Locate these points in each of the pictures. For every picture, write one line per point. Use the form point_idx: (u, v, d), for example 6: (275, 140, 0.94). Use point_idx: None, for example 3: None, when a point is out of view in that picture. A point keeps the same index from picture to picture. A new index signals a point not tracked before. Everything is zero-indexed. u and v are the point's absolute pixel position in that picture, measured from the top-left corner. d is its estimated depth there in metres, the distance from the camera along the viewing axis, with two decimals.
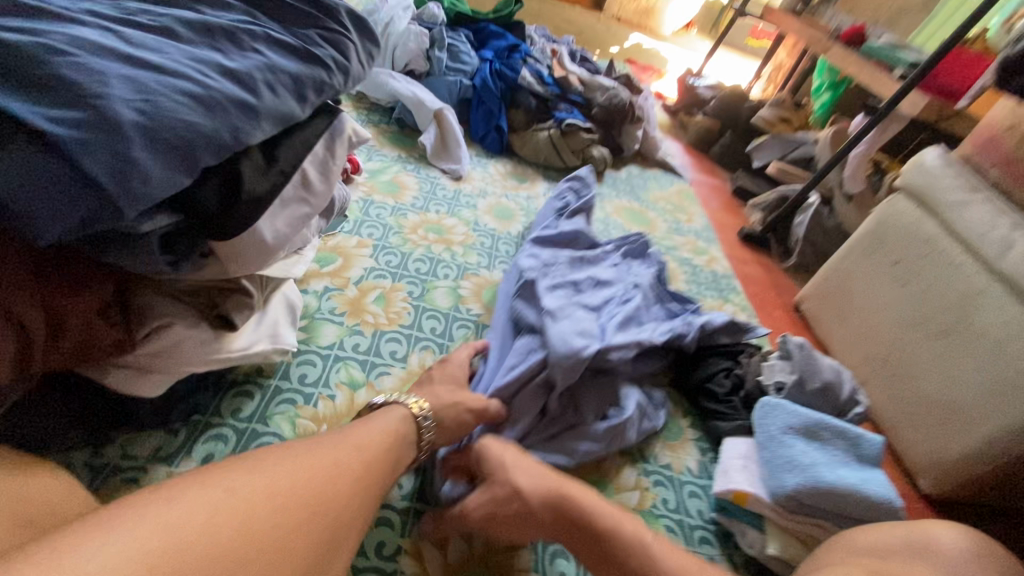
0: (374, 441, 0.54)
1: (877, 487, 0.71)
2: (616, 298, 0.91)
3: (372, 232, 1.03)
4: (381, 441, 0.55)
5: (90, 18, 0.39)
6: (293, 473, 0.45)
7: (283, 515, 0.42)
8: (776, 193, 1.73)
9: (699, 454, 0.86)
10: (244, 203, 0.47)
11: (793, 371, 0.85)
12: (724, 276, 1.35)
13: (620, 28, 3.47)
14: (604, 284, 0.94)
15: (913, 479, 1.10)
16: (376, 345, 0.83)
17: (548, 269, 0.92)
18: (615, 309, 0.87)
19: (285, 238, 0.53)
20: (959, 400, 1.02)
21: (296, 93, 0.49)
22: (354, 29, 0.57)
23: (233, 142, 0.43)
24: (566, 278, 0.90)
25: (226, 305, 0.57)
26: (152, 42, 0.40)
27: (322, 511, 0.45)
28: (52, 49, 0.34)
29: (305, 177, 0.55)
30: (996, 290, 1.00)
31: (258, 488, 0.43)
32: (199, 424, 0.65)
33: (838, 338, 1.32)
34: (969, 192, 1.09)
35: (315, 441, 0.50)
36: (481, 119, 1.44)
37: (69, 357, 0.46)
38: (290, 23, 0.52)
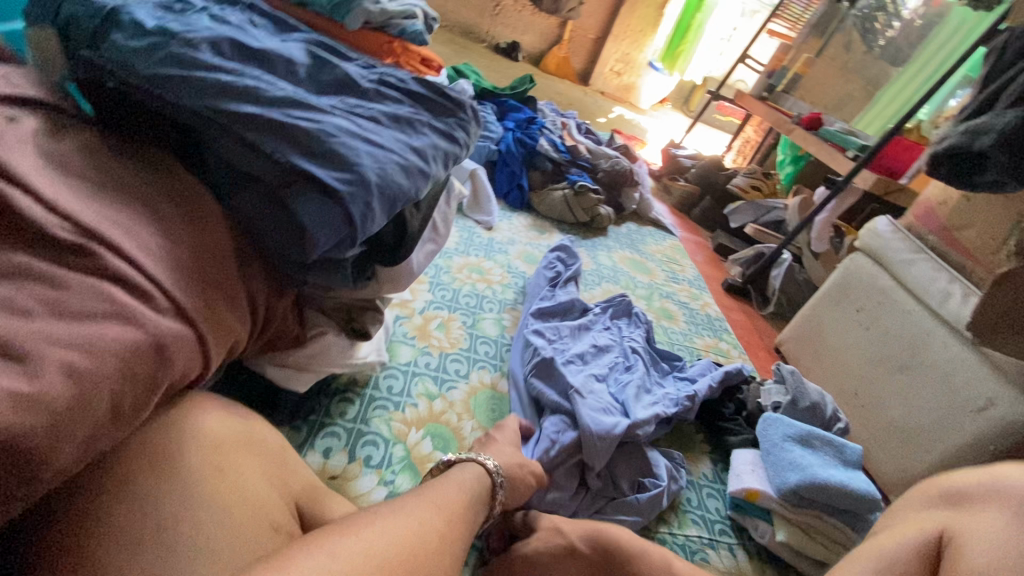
0: (456, 501, 0.60)
1: (861, 483, 0.88)
2: (622, 373, 1.02)
3: (427, 270, 1.20)
4: (463, 500, 0.62)
5: (334, 110, 0.57)
6: (406, 529, 0.51)
7: (407, 554, 0.49)
8: (753, 250, 1.99)
9: (712, 463, 1.02)
10: (406, 243, 0.63)
11: (786, 392, 1.04)
12: (716, 318, 1.55)
13: (605, 101, 3.86)
14: (606, 356, 1.05)
15: (886, 494, 1.27)
16: (444, 364, 0.97)
17: (555, 343, 1.02)
18: (626, 382, 0.98)
19: (422, 266, 0.70)
20: (919, 424, 1.21)
21: (443, 162, 0.67)
22: (473, 117, 0.76)
23: (415, 197, 0.60)
24: (577, 356, 1.00)
25: (363, 320, 0.72)
26: (372, 126, 0.58)
27: (429, 548, 0.51)
28: (329, 133, 0.52)
29: (435, 225, 0.72)
30: (941, 332, 1.22)
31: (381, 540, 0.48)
32: (316, 422, 0.77)
33: (816, 375, 1.52)
34: (914, 252, 1.33)
35: (421, 500, 0.58)
36: (505, 179, 1.66)
37: (262, 345, 0.60)
38: (438, 111, 0.70)
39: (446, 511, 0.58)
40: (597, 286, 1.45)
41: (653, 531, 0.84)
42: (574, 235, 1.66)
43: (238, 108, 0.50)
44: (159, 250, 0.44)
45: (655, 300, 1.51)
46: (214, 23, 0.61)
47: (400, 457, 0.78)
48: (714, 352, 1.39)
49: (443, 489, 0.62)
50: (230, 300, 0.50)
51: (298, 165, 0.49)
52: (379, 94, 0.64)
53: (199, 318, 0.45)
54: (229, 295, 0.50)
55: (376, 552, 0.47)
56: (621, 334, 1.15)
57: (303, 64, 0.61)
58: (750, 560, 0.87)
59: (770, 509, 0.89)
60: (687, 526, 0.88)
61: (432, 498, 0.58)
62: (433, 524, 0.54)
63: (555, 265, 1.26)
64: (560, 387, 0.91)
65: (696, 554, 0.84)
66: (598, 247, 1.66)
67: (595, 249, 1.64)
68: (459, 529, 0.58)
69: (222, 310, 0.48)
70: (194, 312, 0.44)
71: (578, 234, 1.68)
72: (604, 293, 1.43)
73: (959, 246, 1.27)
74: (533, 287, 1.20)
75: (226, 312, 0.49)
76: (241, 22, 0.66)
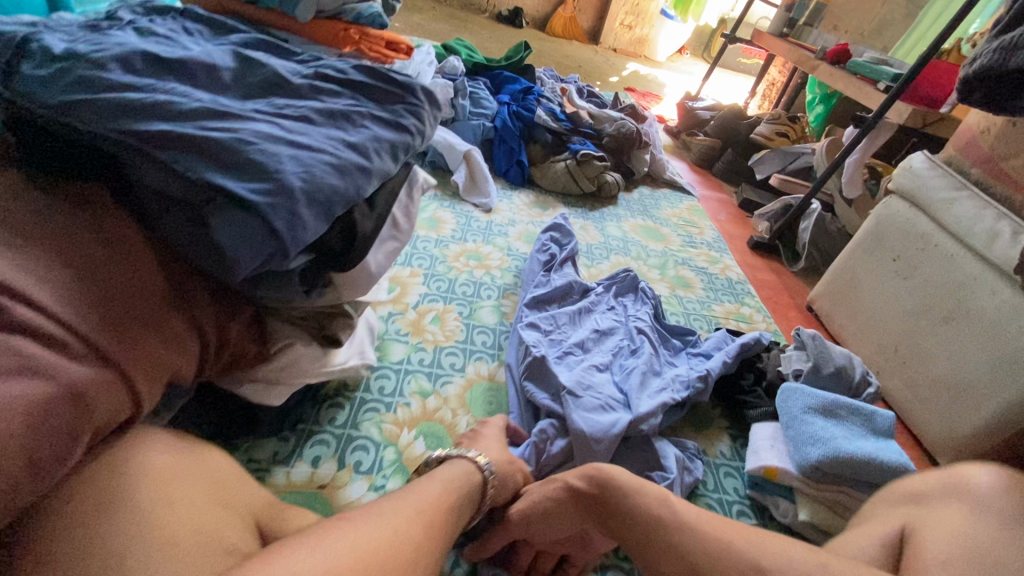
0: (441, 500, 0.57)
1: (893, 453, 0.82)
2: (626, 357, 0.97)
3: (422, 263, 1.17)
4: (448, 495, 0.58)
5: (257, 114, 0.53)
6: (371, 531, 0.47)
7: (379, 553, 0.45)
8: (779, 202, 1.85)
9: (731, 440, 0.96)
10: (358, 245, 0.60)
11: (808, 359, 0.96)
12: (737, 281, 1.46)
13: (618, 58, 3.65)
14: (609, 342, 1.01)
15: (935, 457, 1.17)
16: (438, 359, 0.95)
17: (552, 336, 0.98)
18: (630, 368, 0.94)
19: (382, 266, 0.66)
20: (968, 379, 1.10)
21: (392, 154, 0.62)
22: (427, 101, 0.70)
23: (356, 196, 0.56)
24: (578, 346, 0.97)
25: (333, 327, 0.70)
26: (299, 126, 0.54)
27: (404, 545, 0.48)
28: (245, 141, 0.49)
29: (395, 220, 0.68)
30: (989, 277, 1.10)
31: (350, 542, 0.45)
32: (303, 431, 0.76)
33: (851, 333, 1.41)
34: (955, 189, 1.19)
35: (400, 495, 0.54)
36: (504, 156, 1.59)
37: (222, 366, 0.59)
38: (383, 100, 0.65)
39: (424, 512, 0.53)
40: (605, 260, 1.38)
41: None
42: (580, 208, 1.59)
43: (148, 128, 0.47)
44: (70, 289, 0.41)
45: (670, 268, 1.43)
46: (138, 38, 0.58)
47: (391, 460, 0.76)
48: (734, 319, 1.30)
49: (427, 482, 0.58)
50: (162, 333, 0.47)
51: (211, 181, 0.46)
52: (313, 89, 0.60)
53: (116, 354, 0.42)
54: (160, 328, 0.47)
55: (342, 551, 0.43)
56: (626, 314, 1.11)
57: (228, 68, 0.58)
58: None
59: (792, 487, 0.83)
60: (702, 511, 0.83)
61: (413, 496, 0.55)
62: (411, 521, 0.51)
63: (548, 246, 1.21)
64: (552, 388, 0.86)
65: None
66: (606, 217, 1.59)
67: (604, 220, 1.57)
68: (444, 527, 0.54)
69: (148, 342, 0.45)
70: (111, 347, 0.42)
71: (585, 206, 1.61)
72: (612, 267, 1.36)
73: (1007, 178, 1.12)
74: (527, 274, 1.15)
75: (156, 345, 0.46)
76: (171, 32, 0.64)
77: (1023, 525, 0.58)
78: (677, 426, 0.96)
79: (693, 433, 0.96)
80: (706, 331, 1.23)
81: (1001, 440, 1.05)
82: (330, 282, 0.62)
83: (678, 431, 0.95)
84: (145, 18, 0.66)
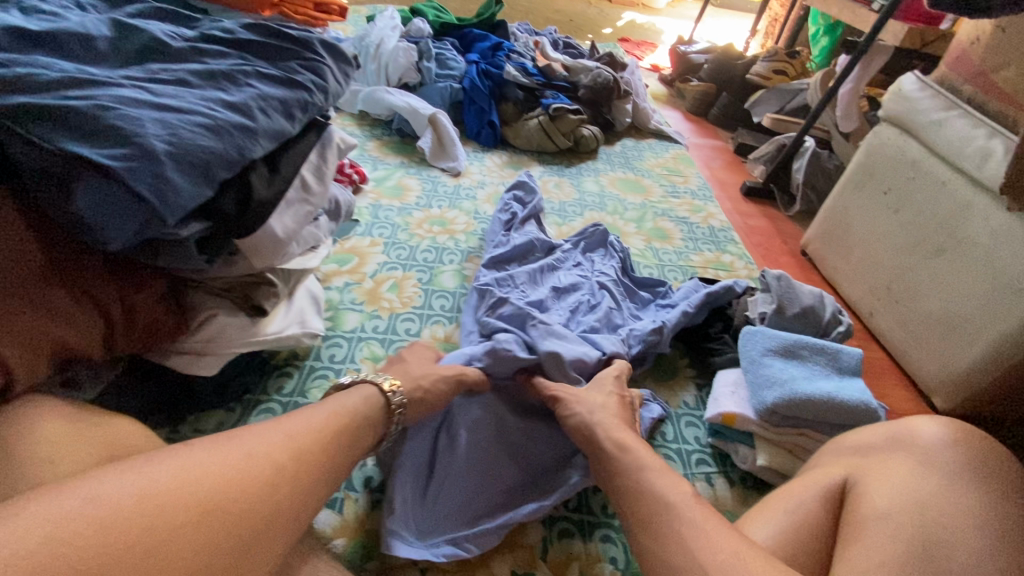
0: (327, 425, 0.55)
1: (856, 392, 0.78)
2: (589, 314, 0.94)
3: (383, 232, 1.15)
4: (337, 418, 0.57)
5: (125, 80, 0.52)
6: (239, 460, 0.46)
7: (239, 483, 0.44)
8: (773, 144, 1.75)
9: (697, 390, 0.93)
10: (258, 209, 0.59)
11: (773, 300, 0.91)
12: (721, 229, 1.40)
13: (613, 8, 3.47)
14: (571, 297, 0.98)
15: (928, 397, 1.11)
16: (393, 325, 0.94)
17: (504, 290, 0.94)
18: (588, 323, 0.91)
19: (292, 230, 0.65)
20: (959, 313, 1.04)
21: (285, 112, 0.60)
22: (328, 55, 0.69)
23: (239, 157, 0.55)
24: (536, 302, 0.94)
25: (258, 295, 0.71)
26: (171, 90, 0.53)
27: (272, 468, 0.47)
28: (104, 107, 0.48)
29: (305, 182, 0.67)
30: (982, 201, 1.02)
31: (206, 470, 0.44)
32: (250, 401, 0.77)
33: (843, 275, 1.34)
34: (946, 109, 1.09)
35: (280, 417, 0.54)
36: (474, 118, 1.54)
37: (138, 342, 0.59)
38: (275, 58, 0.64)
39: (305, 435, 0.52)
40: (578, 216, 1.34)
41: None
42: (556, 165, 1.54)
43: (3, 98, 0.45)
44: None
45: (648, 220, 1.38)
46: (19, 15, 0.58)
47: None
48: (713, 268, 1.25)
49: (313, 411, 0.56)
50: (42, 310, 0.48)
51: (65, 150, 0.45)
52: (195, 52, 0.59)
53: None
54: (39, 304, 0.48)
55: (193, 484, 0.42)
56: (592, 269, 1.07)
57: (103, 37, 0.56)
58: (731, 488, 0.79)
59: (752, 433, 0.80)
60: None
61: (294, 418, 0.54)
62: (284, 444, 0.50)
63: (511, 206, 1.16)
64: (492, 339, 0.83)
65: None
66: (583, 173, 1.53)
67: (580, 176, 1.51)
68: (324, 449, 0.53)
69: (25, 319, 0.47)
70: None
71: (561, 163, 1.56)
72: (585, 223, 1.32)
73: (999, 92, 1.03)
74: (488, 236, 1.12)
75: (37, 322, 0.48)
76: (59, 6, 0.63)
77: (968, 480, 0.58)
78: (641, 379, 0.93)
79: (656, 385, 0.93)
80: (682, 282, 1.18)
81: (997, 373, 0.98)
82: (238, 249, 0.62)
83: (641, 385, 0.92)
84: None
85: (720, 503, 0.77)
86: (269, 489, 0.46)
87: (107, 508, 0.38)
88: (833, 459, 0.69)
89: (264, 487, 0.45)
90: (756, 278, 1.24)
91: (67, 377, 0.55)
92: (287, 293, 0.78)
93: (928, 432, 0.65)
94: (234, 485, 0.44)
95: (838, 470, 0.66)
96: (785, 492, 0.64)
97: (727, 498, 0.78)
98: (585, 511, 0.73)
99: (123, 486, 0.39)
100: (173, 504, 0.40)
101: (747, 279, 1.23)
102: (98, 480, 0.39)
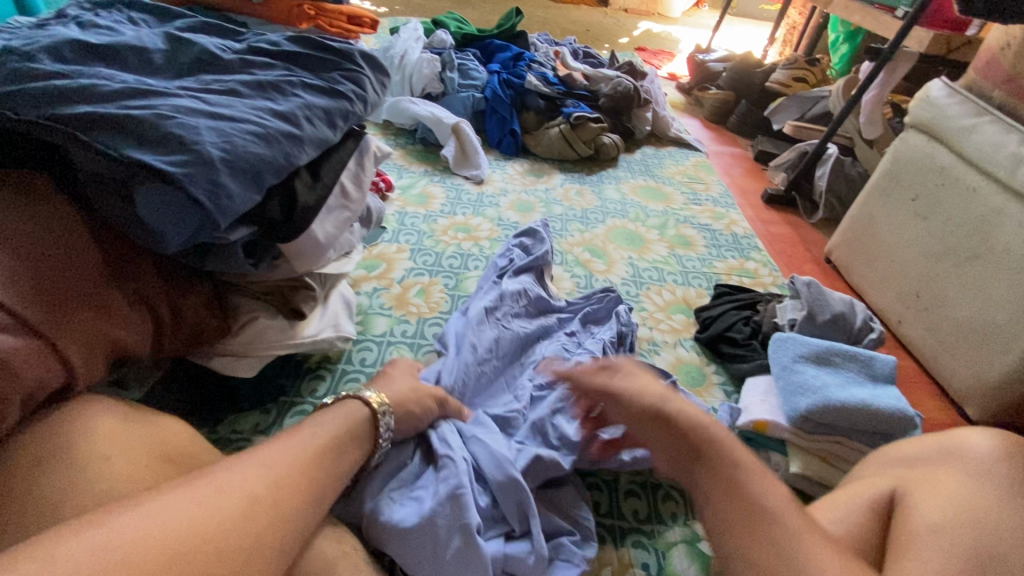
0: (317, 450, 0.51)
1: (892, 399, 0.78)
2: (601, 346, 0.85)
3: (409, 238, 1.17)
4: (325, 442, 0.53)
5: (181, 90, 0.54)
6: (222, 494, 0.42)
7: (223, 518, 0.40)
8: (794, 151, 1.75)
9: (726, 396, 0.92)
10: (303, 214, 0.61)
11: (802, 307, 0.91)
12: (744, 236, 1.39)
13: (629, 17, 3.47)
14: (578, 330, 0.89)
15: (961, 406, 1.10)
16: (421, 330, 0.95)
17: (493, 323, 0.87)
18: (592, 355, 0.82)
19: (331, 235, 0.67)
20: (994, 321, 1.02)
21: (328, 120, 0.62)
22: (366, 66, 0.71)
23: (287, 164, 0.57)
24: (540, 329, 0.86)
25: (297, 298, 0.73)
26: (223, 99, 0.55)
27: (258, 499, 0.43)
28: (164, 116, 0.50)
29: (344, 189, 0.69)
30: (1015, 207, 1.01)
31: (185, 507, 0.39)
32: (285, 403, 0.79)
33: (870, 282, 1.32)
34: (976, 115, 1.09)
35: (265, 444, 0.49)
36: (495, 127, 1.56)
37: (184, 343, 0.61)
38: (317, 69, 0.66)
39: (291, 463, 0.48)
40: (600, 223, 1.34)
41: (647, 476, 0.78)
42: (577, 173, 1.55)
43: (71, 109, 0.48)
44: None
45: (670, 227, 1.38)
46: (79, 30, 0.60)
47: None
48: (737, 274, 1.25)
49: (299, 435, 0.52)
50: (101, 310, 0.50)
51: (129, 155, 0.47)
52: (243, 63, 0.61)
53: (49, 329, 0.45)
54: (99, 304, 0.50)
55: (171, 522, 0.38)
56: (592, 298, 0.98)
57: (158, 50, 0.59)
58: None
59: (785, 439, 0.79)
60: None
61: (279, 444, 0.50)
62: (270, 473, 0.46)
63: (511, 252, 1.04)
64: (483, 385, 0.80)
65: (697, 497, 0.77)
66: (604, 180, 1.54)
67: (601, 183, 1.52)
68: (312, 477, 0.49)
69: (87, 319, 0.48)
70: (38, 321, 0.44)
71: (582, 170, 1.57)
72: (608, 230, 1.32)
73: None
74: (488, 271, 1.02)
75: (96, 321, 0.49)
76: (113, 22, 0.66)
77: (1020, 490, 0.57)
78: None
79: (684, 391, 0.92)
80: (706, 289, 1.17)
81: None
82: (281, 253, 0.64)
83: None
84: (91, 12, 0.68)
85: None
86: (259, 522, 0.42)
87: (78, 558, 0.34)
88: (877, 470, 0.68)
89: (253, 518, 0.42)
90: (781, 285, 1.23)
91: (118, 378, 0.57)
92: (322, 297, 0.80)
93: (978, 445, 0.64)
94: (217, 520, 0.40)
95: (884, 482, 0.65)
96: (829, 502, 0.64)
97: None
98: (617, 517, 0.73)
99: (95, 534, 0.35)
100: (151, 544, 0.36)
101: (772, 286, 1.22)
102: (75, 527, 0.36)
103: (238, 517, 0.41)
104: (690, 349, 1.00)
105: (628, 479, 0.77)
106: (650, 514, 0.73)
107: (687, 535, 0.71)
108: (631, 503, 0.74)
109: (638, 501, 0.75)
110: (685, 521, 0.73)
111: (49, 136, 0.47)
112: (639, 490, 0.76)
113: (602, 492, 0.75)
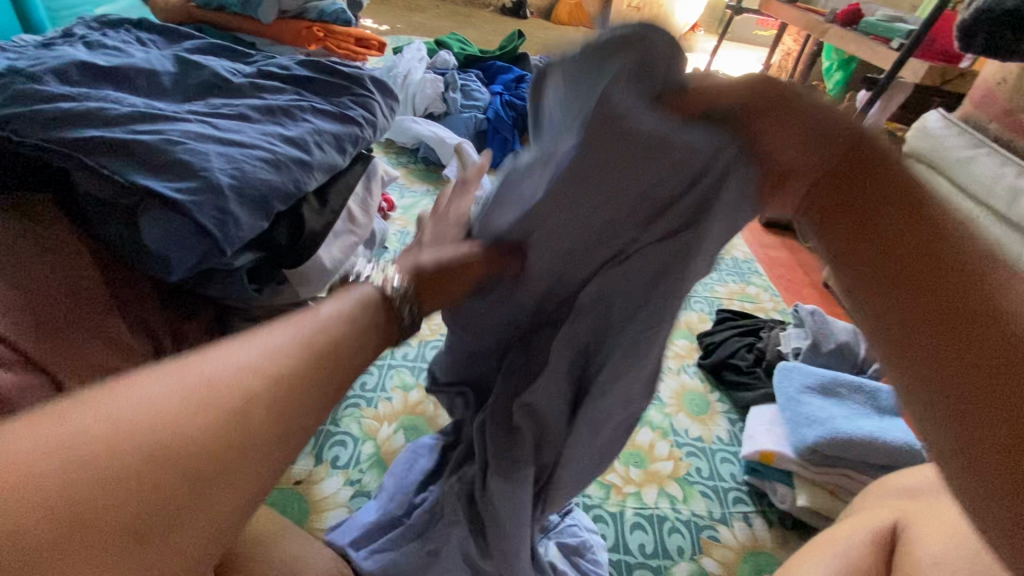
0: (317, 353, 0.34)
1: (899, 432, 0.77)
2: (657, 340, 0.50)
3: None
4: (328, 347, 0.34)
5: (190, 115, 0.54)
6: (173, 406, 0.27)
7: (162, 447, 0.26)
8: None
9: (730, 424, 0.91)
10: (310, 241, 0.60)
11: (807, 335, 0.91)
12: (745, 261, 1.40)
13: None
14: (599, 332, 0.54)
15: None
16: (422, 353, 0.94)
17: None
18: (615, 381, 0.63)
19: (338, 261, 0.66)
20: None
21: (337, 146, 0.62)
22: (377, 91, 0.71)
23: (296, 190, 0.56)
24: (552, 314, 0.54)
25: None
26: (233, 124, 0.54)
27: (267, 402, 0.30)
28: (173, 142, 0.49)
29: (351, 214, 0.69)
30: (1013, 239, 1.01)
31: (159, 409, 0.27)
32: None
33: None
34: (973, 147, 1.10)
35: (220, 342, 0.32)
36: (497, 148, 1.57)
37: None
38: (328, 93, 0.66)
39: (242, 388, 0.29)
40: None
41: (652, 508, 0.76)
42: None
43: (77, 133, 0.47)
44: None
45: None
46: (86, 51, 0.60)
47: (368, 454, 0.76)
48: (739, 299, 1.25)
49: (240, 348, 0.31)
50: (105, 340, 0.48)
51: (136, 182, 0.46)
52: (254, 87, 0.61)
53: (55, 363, 0.43)
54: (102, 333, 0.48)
55: (133, 433, 0.25)
56: None
57: (167, 73, 0.59)
58: (770, 529, 0.77)
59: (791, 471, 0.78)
60: (695, 499, 0.79)
61: (247, 343, 0.32)
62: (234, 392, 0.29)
63: None
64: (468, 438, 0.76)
65: (703, 530, 0.75)
66: None
67: None
68: (290, 405, 0.31)
69: (92, 350, 0.46)
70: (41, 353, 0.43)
71: None
72: None
73: None
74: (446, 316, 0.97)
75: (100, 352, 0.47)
76: (122, 42, 0.66)
77: None
78: (672, 412, 0.92)
79: (688, 419, 0.91)
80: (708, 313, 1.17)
81: None
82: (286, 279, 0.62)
83: (672, 418, 0.91)
84: (99, 32, 0.68)
85: (759, 545, 0.75)
86: (257, 446, 0.29)
87: (45, 452, 0.23)
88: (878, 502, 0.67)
89: (256, 429, 0.29)
90: (782, 311, 1.23)
91: None
92: None
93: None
94: (187, 436, 0.27)
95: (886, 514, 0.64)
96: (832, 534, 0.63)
97: (767, 539, 0.75)
98: (623, 551, 0.71)
99: (100, 404, 0.26)
100: (143, 436, 0.25)
101: (773, 311, 1.22)
102: (79, 408, 0.26)
103: (238, 435, 0.28)
104: (694, 375, 0.99)
105: (634, 511, 0.75)
106: (656, 548, 0.72)
107: (694, 570, 0.70)
108: (636, 537, 0.73)
109: (645, 535, 0.73)
110: (691, 555, 0.72)
111: (54, 161, 0.46)
112: (645, 523, 0.74)
113: (608, 524, 0.73)
